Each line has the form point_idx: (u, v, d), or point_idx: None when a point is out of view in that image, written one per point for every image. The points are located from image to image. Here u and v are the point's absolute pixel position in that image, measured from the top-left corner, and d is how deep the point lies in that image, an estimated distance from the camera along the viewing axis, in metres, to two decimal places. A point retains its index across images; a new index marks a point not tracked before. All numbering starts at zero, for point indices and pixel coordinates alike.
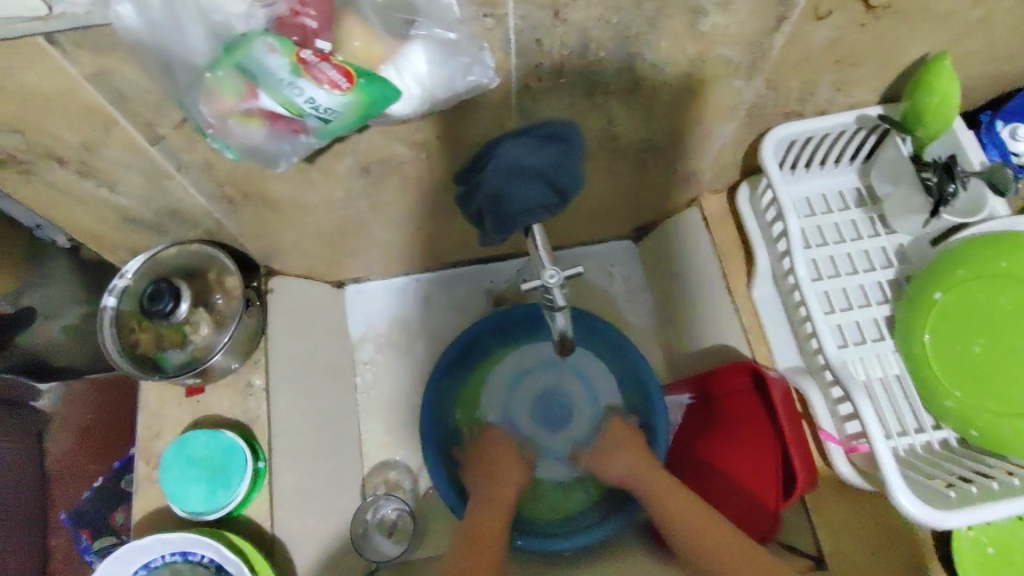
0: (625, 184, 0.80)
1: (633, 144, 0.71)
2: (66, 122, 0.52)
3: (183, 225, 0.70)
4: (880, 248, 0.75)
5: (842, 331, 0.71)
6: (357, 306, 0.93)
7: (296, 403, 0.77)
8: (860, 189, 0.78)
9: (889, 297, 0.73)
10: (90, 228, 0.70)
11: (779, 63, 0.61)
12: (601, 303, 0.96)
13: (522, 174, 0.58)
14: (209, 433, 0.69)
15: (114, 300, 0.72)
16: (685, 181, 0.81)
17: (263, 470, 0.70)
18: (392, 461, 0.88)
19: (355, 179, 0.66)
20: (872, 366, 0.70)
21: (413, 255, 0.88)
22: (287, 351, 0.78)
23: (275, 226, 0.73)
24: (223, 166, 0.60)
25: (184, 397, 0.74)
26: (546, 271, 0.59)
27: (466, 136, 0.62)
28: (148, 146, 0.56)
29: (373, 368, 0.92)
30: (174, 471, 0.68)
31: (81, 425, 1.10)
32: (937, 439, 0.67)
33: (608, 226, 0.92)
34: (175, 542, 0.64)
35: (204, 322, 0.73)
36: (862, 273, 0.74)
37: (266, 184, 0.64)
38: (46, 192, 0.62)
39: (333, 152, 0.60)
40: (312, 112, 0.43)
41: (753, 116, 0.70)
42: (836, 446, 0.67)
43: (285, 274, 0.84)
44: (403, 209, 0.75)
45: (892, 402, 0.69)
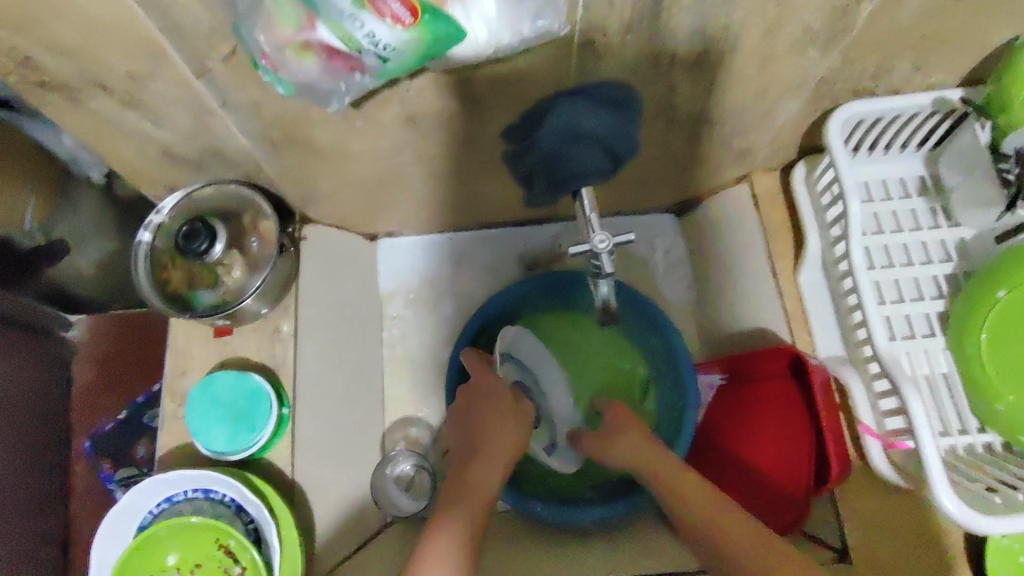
0: (676, 155, 0.77)
1: (691, 114, 0.68)
2: (114, 49, 0.50)
3: (222, 164, 0.69)
4: (939, 241, 0.72)
5: (891, 323, 0.69)
6: (389, 261, 0.92)
7: (323, 353, 0.77)
8: (924, 177, 0.75)
9: (943, 292, 0.70)
10: (130, 162, 0.69)
11: (860, 37, 0.57)
12: (636, 276, 0.94)
13: (580, 138, 0.56)
14: (236, 375, 0.69)
15: (150, 236, 0.71)
16: (740, 157, 0.77)
17: (287, 417, 0.70)
18: (413, 418, 0.88)
19: (401, 129, 0.64)
20: (919, 362, 0.67)
21: (449, 213, 0.86)
22: (318, 300, 0.77)
23: (314, 173, 0.71)
24: (268, 106, 0.58)
25: (213, 337, 0.74)
26: (596, 234, 0.57)
27: (520, 92, 0.59)
28: (193, 81, 0.54)
29: (400, 324, 0.91)
30: (199, 410, 0.68)
31: (103, 357, 1.16)
32: (981, 443, 0.65)
33: (651, 198, 0.89)
34: (198, 480, 0.64)
35: (237, 265, 0.73)
36: (918, 265, 0.70)
37: (310, 129, 0.62)
38: (88, 121, 0.61)
39: (382, 99, 0.58)
40: (372, 48, 0.41)
41: (821, 93, 0.66)
42: (874, 441, 0.65)
43: (319, 223, 0.82)
44: (445, 163, 0.73)
45: (937, 400, 0.66)
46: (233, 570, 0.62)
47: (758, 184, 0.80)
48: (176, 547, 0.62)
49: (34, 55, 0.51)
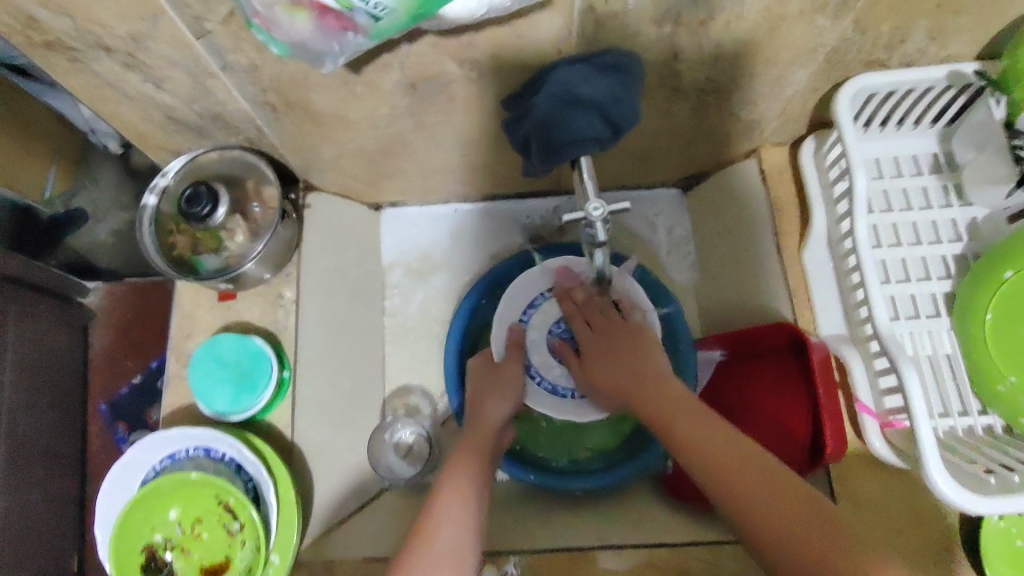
0: (679, 128, 0.76)
1: (697, 84, 0.66)
2: (115, 9, 0.50)
3: (225, 130, 0.69)
4: (949, 220, 0.70)
5: (896, 303, 0.68)
6: (392, 231, 0.92)
7: (325, 319, 0.78)
8: (937, 155, 0.73)
9: (951, 272, 0.69)
10: (135, 126, 0.70)
11: (873, 3, 0.55)
12: (639, 252, 0.93)
13: (578, 104, 0.56)
14: (238, 338, 0.70)
15: (155, 199, 0.72)
16: (746, 131, 0.76)
17: (288, 380, 0.72)
18: (413, 387, 0.89)
19: (401, 96, 0.64)
20: (923, 342, 0.66)
21: (452, 184, 0.86)
22: (321, 267, 0.78)
23: (317, 140, 0.71)
24: (267, 70, 0.58)
25: (218, 301, 0.75)
26: (590, 202, 0.56)
27: (519, 57, 0.59)
28: (194, 42, 0.54)
29: (402, 294, 0.91)
30: (202, 370, 0.69)
31: (119, 323, 1.18)
32: (982, 425, 0.64)
33: (656, 173, 0.88)
34: (201, 438, 0.66)
35: (240, 230, 0.73)
36: (927, 244, 0.69)
37: (309, 94, 0.62)
38: (92, 83, 0.62)
39: (381, 63, 0.58)
40: (363, 6, 0.40)
41: (830, 64, 0.65)
42: (870, 419, 0.64)
43: (323, 191, 0.82)
44: (446, 132, 0.73)
45: (939, 381, 0.65)
46: (233, 525, 0.63)
47: (766, 159, 0.79)
48: (177, 501, 0.64)
49: (37, 13, 0.52)
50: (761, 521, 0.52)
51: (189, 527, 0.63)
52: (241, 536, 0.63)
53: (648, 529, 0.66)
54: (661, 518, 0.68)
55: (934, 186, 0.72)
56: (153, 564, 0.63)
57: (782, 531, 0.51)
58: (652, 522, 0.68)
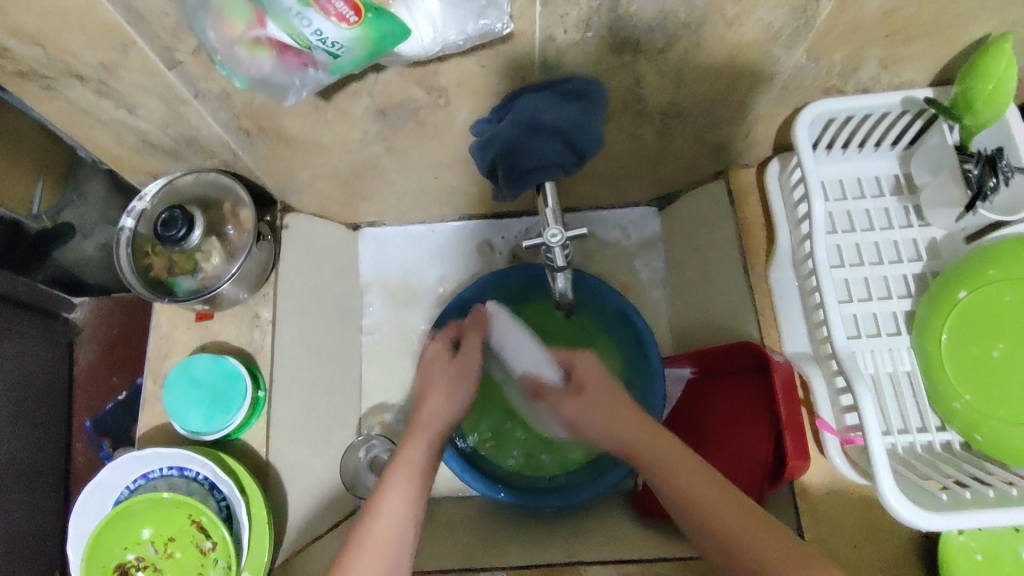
0: (647, 150, 0.77)
1: (661, 109, 0.68)
2: (86, 40, 0.52)
3: (201, 154, 0.71)
4: (909, 240, 0.72)
5: (857, 321, 0.69)
6: (370, 250, 0.94)
7: (301, 338, 0.79)
8: (897, 177, 0.75)
9: (911, 291, 0.71)
10: (111, 150, 0.71)
11: (824, 32, 0.57)
12: (614, 270, 0.95)
13: (541, 131, 0.59)
14: (213, 358, 0.71)
15: (132, 222, 0.73)
16: (713, 153, 0.78)
17: (262, 400, 0.72)
18: (389, 404, 0.90)
19: (371, 121, 0.65)
20: (884, 360, 0.68)
21: (428, 204, 0.88)
22: (297, 287, 0.80)
23: (291, 163, 0.73)
24: (239, 98, 0.60)
25: (194, 322, 0.76)
26: (548, 229, 0.59)
27: (484, 85, 0.61)
28: (165, 71, 0.55)
29: (380, 312, 0.93)
30: (177, 392, 0.70)
31: (106, 339, 1.19)
32: (940, 441, 0.66)
33: (630, 193, 0.90)
34: (175, 458, 0.67)
35: (215, 252, 0.74)
36: (887, 264, 0.71)
37: (282, 120, 0.64)
38: (66, 109, 0.63)
39: (350, 91, 0.60)
40: (321, 44, 0.42)
41: (789, 90, 0.67)
42: (832, 437, 0.66)
43: (301, 212, 0.83)
44: (419, 155, 0.74)
45: (899, 398, 0.67)
46: (206, 544, 0.64)
47: (733, 181, 0.81)
48: (150, 521, 0.64)
49: (10, 44, 0.53)
50: (720, 515, 0.53)
51: (161, 547, 0.64)
52: (213, 555, 0.63)
53: (617, 543, 0.68)
54: (630, 537, 0.69)
55: (894, 207, 0.74)
56: None
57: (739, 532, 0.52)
58: (621, 540, 0.69)
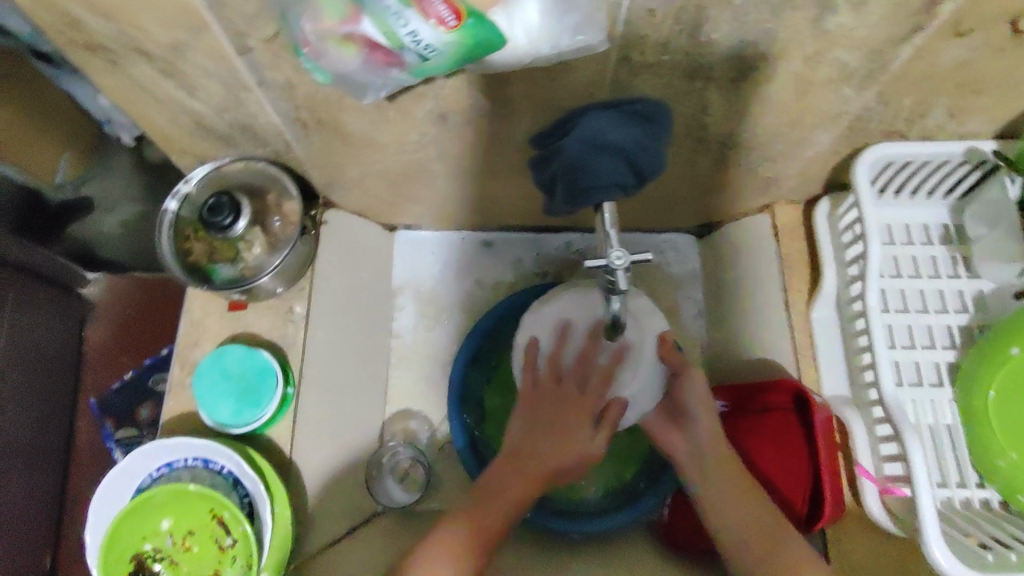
0: (698, 177, 0.77)
1: (721, 137, 0.67)
2: (159, 18, 0.51)
3: (253, 142, 0.70)
4: (957, 291, 0.71)
5: (900, 368, 0.68)
6: (404, 250, 0.93)
7: (333, 337, 0.78)
8: (947, 227, 0.74)
9: (956, 342, 0.70)
10: (163, 129, 0.70)
11: (896, 77, 0.57)
12: (649, 294, 0.94)
13: (604, 149, 0.56)
14: (246, 350, 0.70)
15: (175, 205, 0.72)
16: (763, 187, 0.77)
17: (290, 397, 0.71)
18: (414, 411, 0.88)
19: (431, 124, 0.65)
20: (925, 410, 0.67)
21: (469, 211, 0.87)
22: (333, 286, 0.79)
23: (342, 159, 0.72)
24: (303, 89, 0.59)
25: (226, 311, 0.75)
26: (613, 250, 0.57)
27: (552, 98, 0.60)
28: (234, 57, 0.55)
29: (411, 317, 0.92)
30: (207, 381, 0.69)
31: (120, 318, 1.18)
32: (978, 498, 0.64)
33: (672, 218, 0.90)
34: (201, 449, 0.65)
35: (258, 242, 0.73)
36: (933, 313, 0.70)
37: (342, 115, 0.63)
38: (126, 85, 0.63)
39: (416, 94, 0.59)
40: (414, 46, 0.41)
41: (852, 131, 0.66)
42: (871, 485, 0.65)
43: (342, 209, 0.83)
44: (471, 162, 0.74)
45: (939, 450, 0.66)
46: (225, 540, 0.62)
47: (781, 215, 0.80)
48: (171, 512, 0.63)
49: (82, 15, 0.52)
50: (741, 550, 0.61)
51: (180, 539, 0.63)
52: (231, 553, 0.62)
53: None
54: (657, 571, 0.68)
55: (943, 256, 0.73)
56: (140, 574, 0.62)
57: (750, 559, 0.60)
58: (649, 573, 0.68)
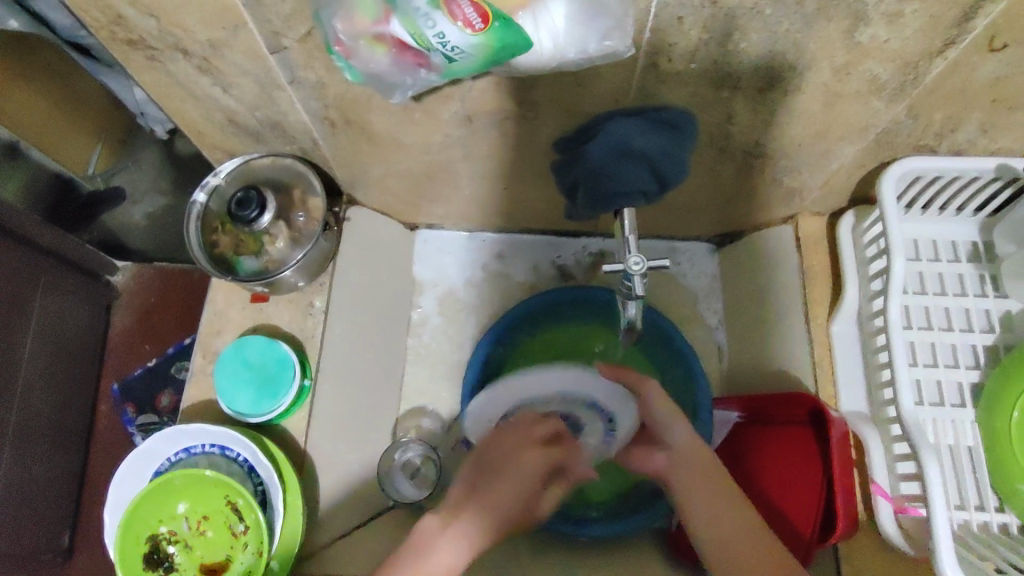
0: (721, 187, 0.77)
1: (745, 147, 0.67)
2: (200, 16, 0.53)
3: (281, 139, 0.72)
4: (983, 310, 0.70)
5: (921, 387, 0.67)
6: (424, 250, 0.94)
7: (351, 332, 0.79)
8: (976, 244, 0.73)
9: (981, 362, 0.68)
10: (197, 125, 0.72)
11: (930, 91, 0.56)
12: (666, 302, 0.94)
13: (629, 156, 0.57)
14: (266, 341, 0.71)
15: (204, 197, 0.74)
16: (786, 199, 0.77)
17: (307, 388, 0.73)
18: (427, 409, 0.89)
19: (456, 126, 0.66)
20: (946, 431, 0.66)
21: (488, 213, 0.88)
22: (353, 282, 0.80)
23: (367, 159, 0.73)
24: (333, 88, 0.60)
25: (249, 302, 0.77)
26: (631, 256, 0.58)
27: (577, 103, 0.61)
28: (269, 55, 0.56)
29: (427, 316, 0.92)
30: (228, 370, 0.70)
31: (143, 306, 1.19)
32: (997, 522, 0.63)
33: (693, 227, 0.89)
34: (219, 436, 0.67)
35: (281, 236, 0.75)
36: (957, 331, 0.69)
37: (369, 115, 0.64)
38: (164, 81, 0.64)
39: (443, 96, 0.60)
40: (441, 48, 0.42)
41: (879, 145, 0.66)
42: (885, 503, 0.64)
43: (365, 206, 0.84)
44: (494, 164, 0.74)
45: (959, 472, 0.65)
46: (238, 527, 0.64)
47: (803, 228, 0.79)
48: (187, 496, 0.64)
49: (128, 13, 0.54)
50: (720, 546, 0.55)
51: (195, 523, 0.64)
52: (243, 539, 0.63)
53: None
54: None
55: (970, 274, 0.72)
56: (156, 555, 0.63)
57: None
58: None
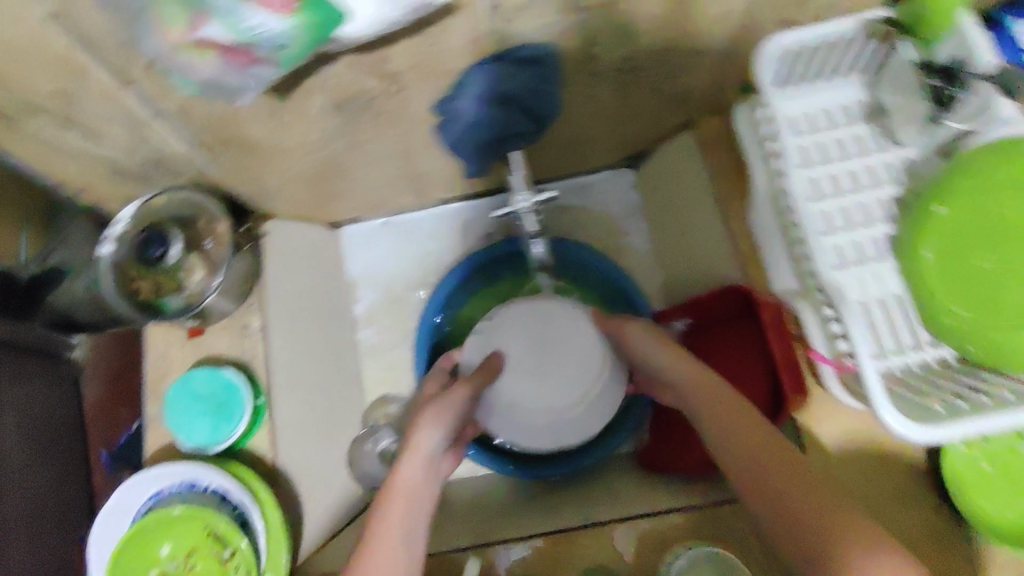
0: (610, 111, 0.78)
1: (615, 65, 0.68)
2: (38, 73, 0.51)
3: (169, 174, 0.71)
4: (884, 164, 0.72)
5: (840, 251, 0.70)
6: (353, 247, 0.96)
7: (294, 342, 0.79)
8: (865, 103, 0.75)
9: (893, 213, 0.71)
10: (80, 180, 0.71)
11: None
12: (592, 235, 0.97)
13: (498, 98, 0.65)
14: (210, 370, 0.72)
15: (110, 248, 0.72)
16: (673, 104, 0.79)
17: (263, 406, 0.72)
18: (392, 396, 0.92)
19: (332, 116, 0.66)
20: (870, 285, 0.69)
21: (399, 194, 0.89)
22: (284, 291, 0.80)
23: (260, 171, 0.73)
24: (198, 110, 0.60)
25: (188, 338, 0.76)
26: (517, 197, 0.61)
27: (439, 64, 0.61)
28: (120, 92, 0.55)
29: (370, 307, 0.94)
30: (180, 406, 0.70)
31: (112, 371, 1.15)
32: (933, 358, 0.66)
33: (602, 154, 0.91)
34: (184, 473, 0.68)
35: (198, 267, 0.75)
36: (865, 190, 0.71)
37: (245, 128, 0.64)
38: (29, 146, 0.63)
39: (306, 88, 0.60)
40: (263, 37, 0.42)
41: (743, 30, 0.67)
42: (827, 366, 0.65)
43: (279, 217, 0.84)
44: (384, 145, 0.75)
45: (889, 320, 0.68)
46: (224, 554, 0.65)
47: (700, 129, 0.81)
48: (166, 538, 0.65)
49: None
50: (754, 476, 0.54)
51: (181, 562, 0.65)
52: (233, 563, 0.65)
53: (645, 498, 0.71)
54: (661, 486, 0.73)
55: (865, 133, 0.74)
56: None
57: (777, 494, 0.52)
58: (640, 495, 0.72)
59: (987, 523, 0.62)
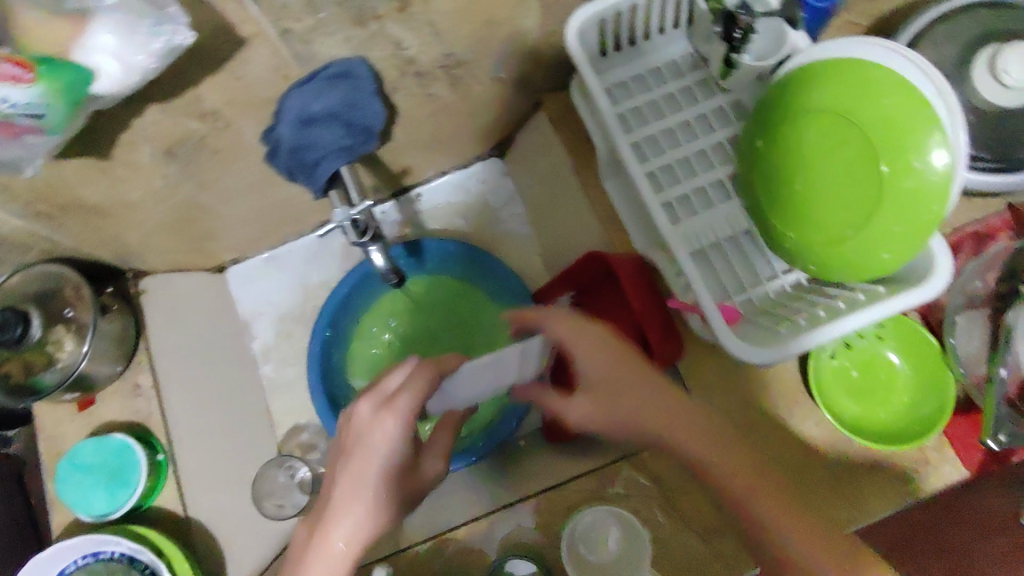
0: (453, 106, 0.80)
1: (437, 63, 0.70)
2: None
3: (18, 252, 0.71)
4: (719, 108, 0.74)
5: (687, 201, 0.71)
6: (241, 287, 0.96)
7: (190, 393, 0.79)
8: (693, 54, 0.77)
9: (732, 155, 0.73)
10: None
11: None
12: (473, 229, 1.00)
13: (314, 121, 0.64)
14: (96, 441, 0.71)
15: None
16: (513, 88, 0.82)
17: (165, 460, 0.73)
18: (304, 424, 0.93)
19: (164, 164, 0.66)
20: (722, 227, 0.71)
21: (273, 224, 0.90)
22: (170, 344, 0.80)
23: (114, 230, 0.73)
24: (18, 184, 0.59)
25: (78, 412, 0.75)
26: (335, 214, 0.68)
27: (254, 94, 0.62)
28: None
29: (269, 341, 0.96)
30: (71, 483, 0.70)
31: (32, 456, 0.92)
32: (789, 283, 0.69)
33: (466, 147, 0.94)
34: (86, 546, 0.67)
35: (66, 338, 0.72)
36: (701, 137, 0.73)
37: (76, 192, 0.64)
38: None
39: (123, 143, 0.60)
40: (13, 110, 0.41)
41: (550, 7, 0.69)
42: (690, 312, 0.67)
43: (157, 272, 0.85)
44: (234, 181, 0.76)
45: (743, 255, 0.70)
46: None
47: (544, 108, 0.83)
48: None
49: None
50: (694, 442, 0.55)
51: None
52: None
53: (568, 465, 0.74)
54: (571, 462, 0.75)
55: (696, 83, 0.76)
56: None
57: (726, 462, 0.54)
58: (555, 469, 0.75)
59: (854, 423, 0.67)
